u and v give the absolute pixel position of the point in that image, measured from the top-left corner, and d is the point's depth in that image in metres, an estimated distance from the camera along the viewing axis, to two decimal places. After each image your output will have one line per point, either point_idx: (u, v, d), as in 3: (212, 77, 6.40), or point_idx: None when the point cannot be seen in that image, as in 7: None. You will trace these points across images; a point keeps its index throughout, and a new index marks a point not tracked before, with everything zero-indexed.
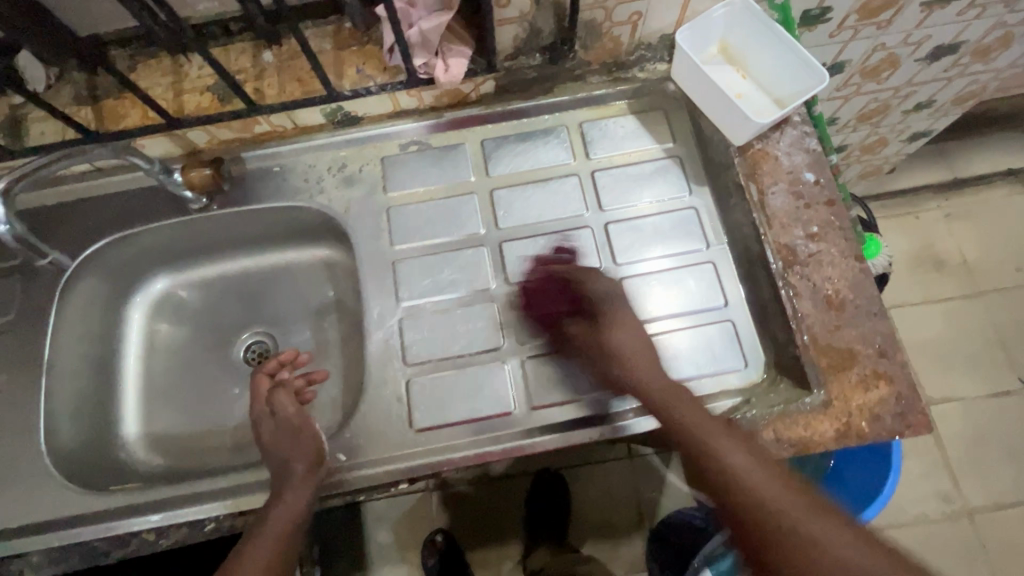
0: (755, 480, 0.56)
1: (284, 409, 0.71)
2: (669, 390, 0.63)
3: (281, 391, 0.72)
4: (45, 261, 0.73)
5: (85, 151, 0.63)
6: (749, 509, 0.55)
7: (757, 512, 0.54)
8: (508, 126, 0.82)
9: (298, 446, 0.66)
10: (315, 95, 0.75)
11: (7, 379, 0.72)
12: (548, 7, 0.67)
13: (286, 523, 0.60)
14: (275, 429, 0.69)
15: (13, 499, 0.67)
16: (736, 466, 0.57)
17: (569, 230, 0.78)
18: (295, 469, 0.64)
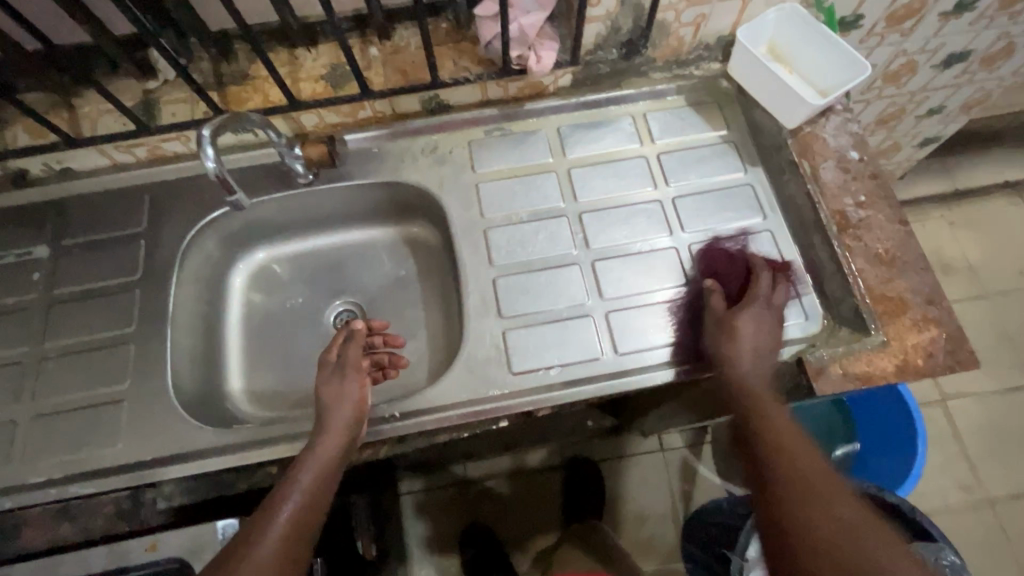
0: (785, 457, 0.62)
1: (352, 365, 0.76)
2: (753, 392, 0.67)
3: (355, 346, 0.77)
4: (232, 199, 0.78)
5: (245, 115, 0.72)
6: (800, 511, 0.56)
7: (801, 489, 0.58)
8: (581, 115, 0.93)
9: (347, 395, 0.73)
10: (418, 83, 0.85)
11: (138, 330, 0.80)
12: (629, 8, 0.79)
13: (317, 477, 0.66)
14: (333, 375, 0.75)
15: (145, 434, 0.74)
16: (801, 460, 0.61)
17: (640, 205, 0.87)
18: (334, 420, 0.70)
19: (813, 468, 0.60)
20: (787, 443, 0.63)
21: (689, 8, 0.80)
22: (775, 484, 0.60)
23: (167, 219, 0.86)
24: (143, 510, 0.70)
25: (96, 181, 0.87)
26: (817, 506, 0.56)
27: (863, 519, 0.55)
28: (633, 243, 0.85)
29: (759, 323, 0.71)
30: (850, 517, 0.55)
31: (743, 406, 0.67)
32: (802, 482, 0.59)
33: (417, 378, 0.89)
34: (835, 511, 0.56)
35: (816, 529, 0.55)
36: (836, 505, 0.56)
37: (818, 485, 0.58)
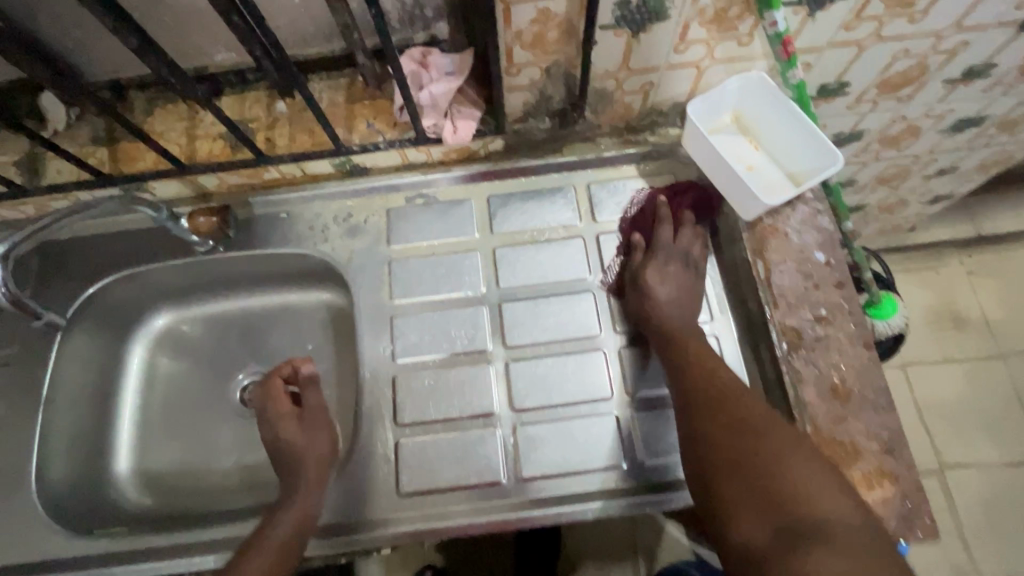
0: (710, 391, 0.63)
1: (317, 410, 0.72)
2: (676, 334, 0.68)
3: (313, 390, 0.72)
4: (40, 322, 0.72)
5: (94, 204, 0.66)
6: (745, 496, 0.56)
7: (756, 476, 0.57)
8: (516, 183, 0.81)
9: (316, 445, 0.69)
10: (323, 147, 0.76)
11: (8, 412, 0.74)
12: (559, 77, 0.67)
13: (293, 527, 0.63)
14: (300, 427, 0.70)
15: (6, 535, 0.68)
16: (774, 439, 0.58)
17: (573, 294, 0.76)
18: (303, 477, 0.66)
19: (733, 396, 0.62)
20: (721, 403, 0.62)
21: (631, 76, 0.68)
22: (720, 466, 0.59)
23: (55, 282, 0.79)
24: None
25: None
26: (773, 483, 0.56)
27: (806, 467, 0.56)
28: (559, 340, 0.74)
29: (664, 273, 0.72)
30: (799, 480, 0.55)
31: (679, 354, 0.67)
32: (734, 447, 0.59)
33: None
34: (768, 433, 0.59)
35: (772, 511, 0.55)
36: (807, 499, 0.54)
37: (781, 463, 0.56)
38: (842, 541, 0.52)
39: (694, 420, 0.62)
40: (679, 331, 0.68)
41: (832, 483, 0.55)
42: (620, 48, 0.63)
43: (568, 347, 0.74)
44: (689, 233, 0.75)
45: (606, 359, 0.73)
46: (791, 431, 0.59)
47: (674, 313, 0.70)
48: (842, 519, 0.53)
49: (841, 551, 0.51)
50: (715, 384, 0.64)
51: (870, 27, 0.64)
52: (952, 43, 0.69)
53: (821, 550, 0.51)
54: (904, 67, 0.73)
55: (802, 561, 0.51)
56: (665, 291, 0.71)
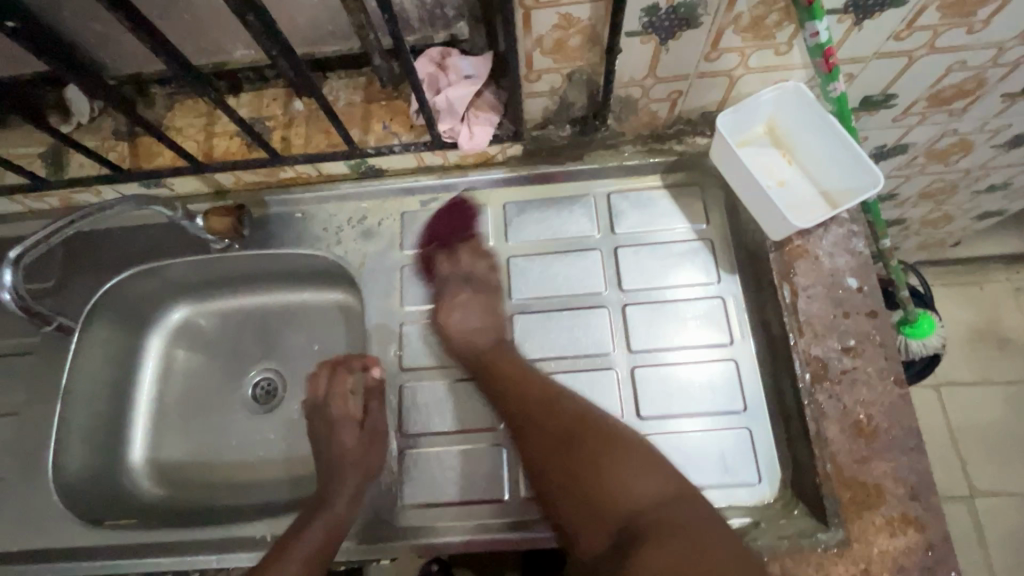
0: (528, 401, 0.67)
1: (378, 422, 0.71)
2: (487, 352, 0.70)
3: (377, 401, 0.72)
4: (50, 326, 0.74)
5: (109, 205, 0.65)
6: (579, 508, 0.60)
7: (583, 486, 0.60)
8: (533, 190, 0.79)
9: (363, 454, 0.69)
10: (338, 149, 0.74)
11: (30, 401, 0.76)
12: (581, 84, 0.64)
13: (325, 534, 0.63)
14: (358, 434, 0.71)
15: (23, 522, 0.70)
16: (592, 444, 0.62)
17: (586, 310, 0.74)
18: (344, 483, 0.67)
19: (549, 403, 0.66)
20: (540, 417, 0.65)
21: (658, 84, 0.65)
22: (555, 483, 0.62)
23: (78, 275, 0.81)
24: None
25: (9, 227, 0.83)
26: (596, 490, 0.59)
27: (619, 463, 0.60)
28: (569, 356, 0.72)
29: (458, 302, 0.73)
30: (617, 479, 0.59)
31: (493, 379, 0.69)
32: (562, 461, 0.62)
33: None
34: (586, 435, 0.63)
35: (601, 515, 0.58)
36: (619, 484, 0.59)
37: (598, 467, 0.60)
38: (665, 523, 0.55)
39: (528, 435, 0.65)
40: (503, 348, 0.71)
41: (645, 468, 0.60)
42: (647, 55, 0.60)
43: (578, 365, 0.72)
44: (467, 253, 0.76)
45: (621, 380, 0.70)
46: (606, 429, 0.63)
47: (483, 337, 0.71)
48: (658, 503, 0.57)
49: (659, 541, 0.53)
50: (534, 394, 0.67)
51: (923, 37, 0.59)
52: (1015, 56, 0.63)
53: (647, 543, 0.54)
54: (959, 80, 0.67)
55: (630, 562, 0.53)
56: (471, 319, 0.72)
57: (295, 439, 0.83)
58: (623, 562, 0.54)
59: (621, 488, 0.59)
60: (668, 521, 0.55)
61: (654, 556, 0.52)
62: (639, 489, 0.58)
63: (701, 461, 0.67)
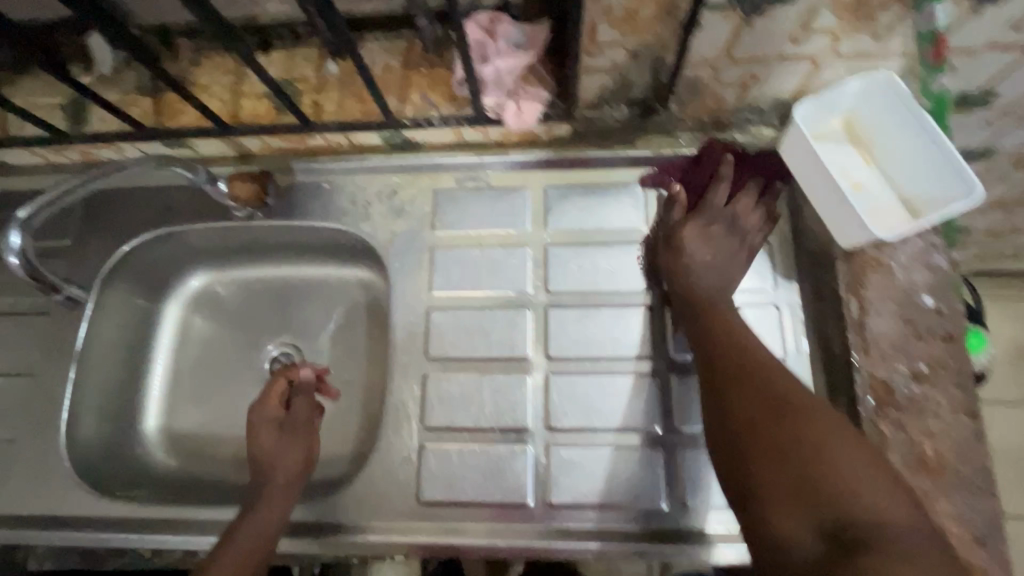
0: (735, 351, 0.56)
1: (301, 420, 0.68)
2: (713, 291, 0.63)
3: (304, 398, 0.69)
4: (57, 295, 0.72)
5: (127, 165, 0.62)
6: (780, 483, 0.47)
7: (798, 462, 0.47)
8: (578, 175, 0.73)
9: (287, 455, 0.66)
10: (373, 118, 0.69)
11: (43, 363, 0.73)
12: (646, 62, 0.57)
13: (255, 541, 0.59)
14: (280, 434, 0.67)
15: (31, 487, 0.69)
16: (822, 428, 0.49)
17: (628, 309, 0.69)
18: (271, 489, 0.63)
19: (761, 361, 0.55)
20: (746, 371, 0.54)
21: (732, 66, 0.58)
22: (755, 441, 0.50)
23: (96, 234, 0.78)
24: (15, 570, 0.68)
25: (26, 179, 0.79)
26: (816, 477, 0.46)
27: (845, 456, 0.47)
28: (607, 357, 0.67)
29: (707, 233, 0.65)
30: (844, 474, 0.46)
31: (699, 314, 0.61)
32: (772, 430, 0.49)
33: (336, 455, 0.78)
34: (813, 414, 0.50)
35: (812, 501, 0.45)
36: (843, 473, 0.45)
37: (820, 452, 0.47)
38: (902, 546, 0.41)
39: (728, 385, 0.54)
40: (714, 294, 0.62)
41: (886, 481, 0.45)
42: (726, 33, 0.53)
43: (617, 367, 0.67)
44: (747, 201, 0.67)
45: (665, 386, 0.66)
46: (836, 416, 0.50)
47: (712, 273, 0.64)
48: (901, 525, 0.42)
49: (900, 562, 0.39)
50: (750, 343, 0.57)
51: None
52: None
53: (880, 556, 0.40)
54: None
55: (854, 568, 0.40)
56: (699, 250, 0.65)
57: None
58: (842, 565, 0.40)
59: (847, 480, 0.45)
60: (911, 551, 0.40)
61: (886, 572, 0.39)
62: (871, 496, 0.44)
63: None
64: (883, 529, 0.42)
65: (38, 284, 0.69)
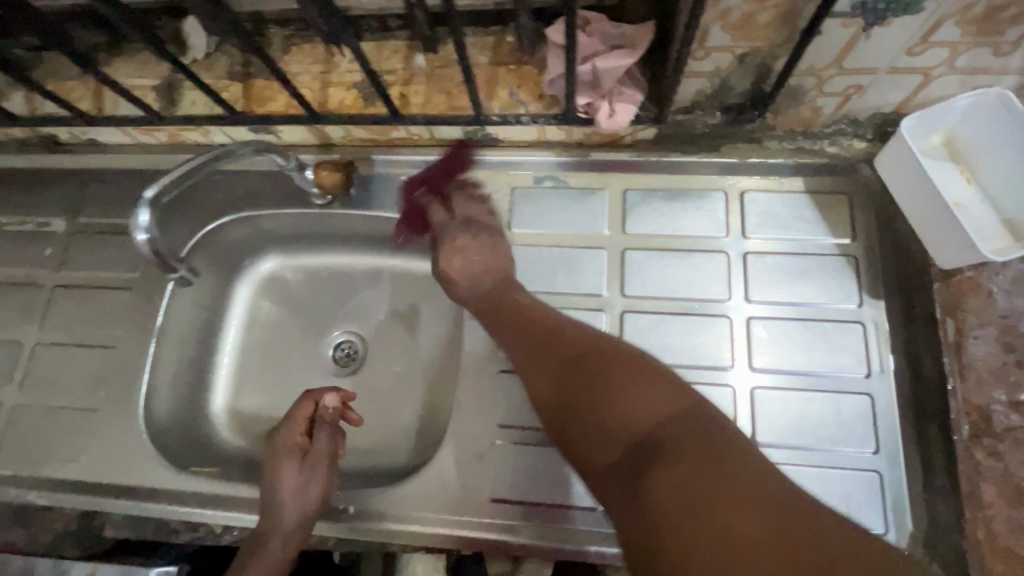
0: (533, 319, 0.61)
1: (323, 456, 0.66)
2: (503, 284, 0.66)
3: (328, 433, 0.67)
4: (175, 275, 0.74)
5: (233, 151, 0.63)
6: (588, 425, 0.49)
7: (584, 403, 0.50)
8: (660, 179, 0.72)
9: (305, 492, 0.64)
10: (461, 113, 0.70)
11: (124, 336, 0.76)
12: (751, 68, 0.57)
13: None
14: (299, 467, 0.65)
15: (110, 455, 0.71)
16: (549, 367, 0.55)
17: (705, 318, 0.68)
18: (281, 525, 0.62)
19: (559, 326, 0.59)
20: (547, 336, 0.58)
21: (839, 76, 0.57)
22: (557, 399, 0.52)
23: (179, 214, 0.80)
24: (91, 537, 0.69)
25: (117, 158, 0.83)
26: (597, 408, 0.49)
27: (633, 379, 0.49)
28: (681, 365, 0.67)
29: (460, 246, 0.69)
30: (621, 395, 0.48)
31: (504, 303, 0.64)
32: (573, 383, 0.52)
33: (398, 445, 0.78)
34: (597, 358, 0.53)
35: (611, 432, 0.47)
36: (629, 396, 0.48)
37: (606, 383, 0.50)
38: (678, 442, 0.43)
39: (533, 352, 0.57)
40: (508, 288, 0.66)
41: (652, 381, 0.49)
42: (842, 41, 0.52)
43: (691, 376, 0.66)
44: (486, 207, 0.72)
45: (741, 398, 0.65)
46: (629, 352, 0.53)
47: (484, 270, 0.68)
48: (666, 417, 0.46)
49: (686, 459, 0.41)
50: (542, 314, 0.61)
51: None
52: None
53: (667, 462, 0.42)
54: None
55: (649, 481, 0.42)
56: (472, 262, 0.68)
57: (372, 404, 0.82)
58: (641, 483, 0.42)
59: (625, 403, 0.48)
60: (685, 440, 0.43)
61: (673, 473, 0.41)
62: (630, 404, 0.48)
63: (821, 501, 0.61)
64: (663, 434, 0.44)
65: (164, 265, 0.70)
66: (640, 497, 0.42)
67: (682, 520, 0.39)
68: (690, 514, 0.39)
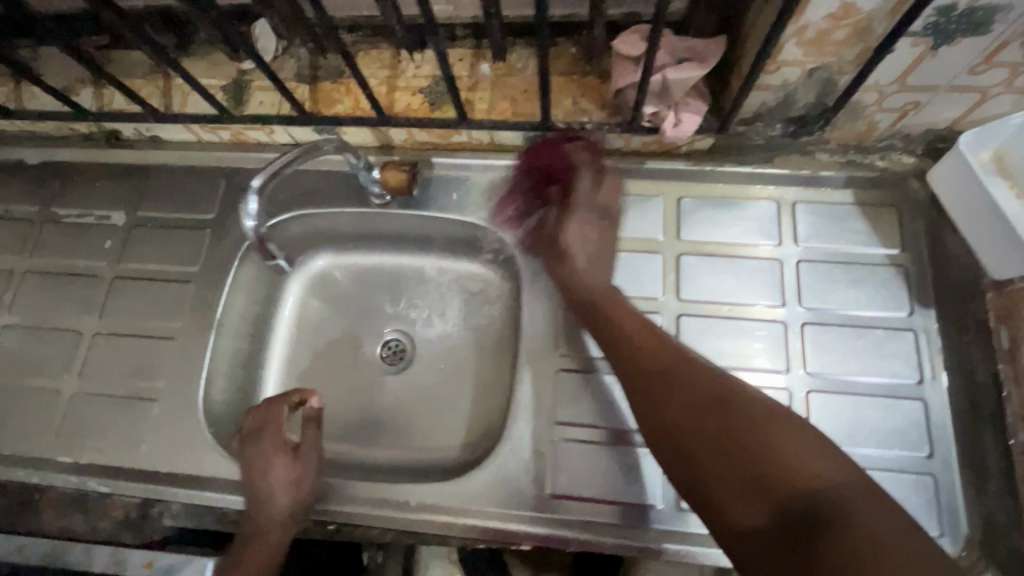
0: (655, 347, 0.60)
1: (310, 449, 0.68)
2: (605, 298, 0.66)
3: (313, 430, 0.68)
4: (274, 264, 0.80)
5: (318, 148, 0.65)
6: (736, 478, 0.48)
7: (732, 452, 0.49)
8: (713, 188, 0.75)
9: (298, 484, 0.66)
10: (525, 119, 0.72)
11: (184, 328, 0.77)
12: (817, 82, 0.59)
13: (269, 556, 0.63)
14: (285, 462, 0.66)
15: (169, 445, 0.71)
16: (693, 411, 0.53)
17: (760, 323, 0.70)
18: (280, 513, 0.65)
19: (687, 359, 0.58)
20: (674, 369, 0.57)
21: (899, 92, 0.59)
22: (696, 439, 0.52)
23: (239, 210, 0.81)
24: (148, 524, 0.70)
25: (179, 155, 0.85)
26: (754, 464, 0.48)
27: (785, 433, 0.49)
28: (737, 368, 0.68)
29: (582, 230, 0.69)
30: (781, 459, 0.47)
31: (614, 321, 0.63)
32: (717, 428, 0.51)
33: (448, 442, 0.80)
34: (740, 404, 0.52)
35: (765, 488, 0.47)
36: (782, 451, 0.48)
37: (756, 434, 0.49)
38: (846, 512, 0.43)
39: (661, 384, 0.56)
40: (618, 304, 0.65)
41: (804, 438, 0.48)
42: (910, 59, 0.55)
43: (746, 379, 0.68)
44: (612, 190, 0.71)
45: (796, 402, 0.66)
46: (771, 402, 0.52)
47: (596, 281, 0.68)
48: (829, 483, 0.45)
49: (861, 534, 0.41)
50: (665, 343, 0.60)
51: None
52: None
53: (840, 535, 0.42)
54: None
55: (819, 552, 0.42)
56: (590, 258, 0.69)
57: (421, 402, 0.83)
58: (806, 552, 0.42)
59: (781, 459, 0.47)
60: (853, 511, 0.43)
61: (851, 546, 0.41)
62: (785, 462, 0.47)
63: None
64: (826, 502, 0.44)
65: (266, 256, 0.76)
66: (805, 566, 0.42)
67: None
68: None
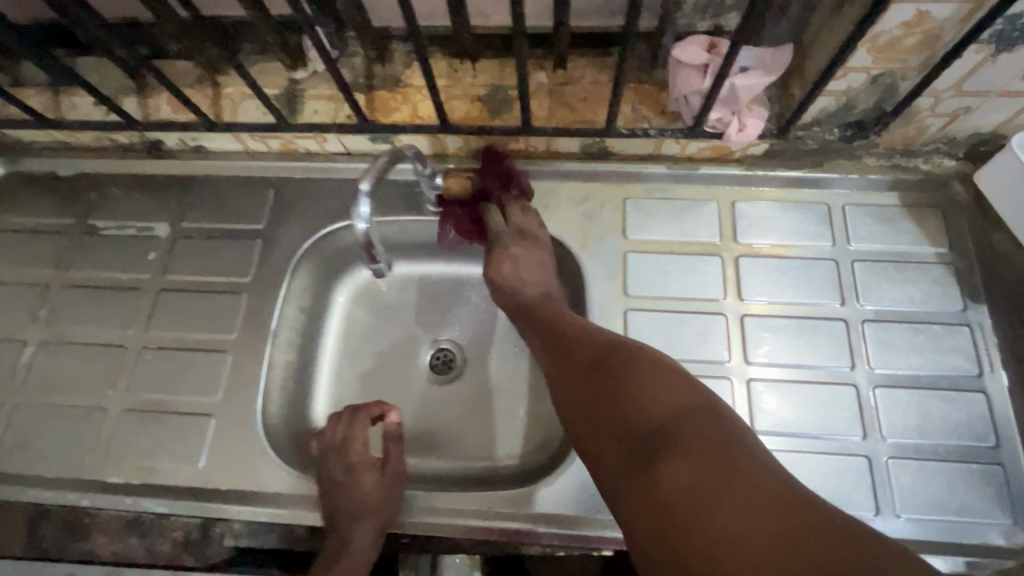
0: (558, 324, 0.66)
1: (396, 464, 0.68)
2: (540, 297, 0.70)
3: (397, 444, 0.69)
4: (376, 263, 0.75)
5: (399, 155, 0.67)
6: (606, 426, 0.53)
7: (603, 404, 0.55)
8: (766, 192, 0.77)
9: (386, 497, 0.66)
10: (586, 125, 0.73)
11: (237, 340, 0.75)
12: (879, 87, 0.63)
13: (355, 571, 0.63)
14: (372, 475, 0.67)
15: (228, 460, 0.69)
16: (580, 373, 0.59)
17: (820, 321, 0.71)
18: (367, 525, 0.64)
19: (584, 333, 0.63)
20: (571, 340, 0.63)
21: (954, 98, 0.63)
22: (579, 398, 0.58)
23: (289, 219, 0.80)
24: (211, 544, 0.69)
25: (223, 165, 0.83)
26: (619, 411, 0.53)
27: (653, 383, 0.54)
28: (802, 365, 0.70)
29: (513, 256, 0.71)
30: (641, 404, 0.52)
31: (535, 308, 0.70)
32: (595, 386, 0.57)
33: (507, 451, 0.78)
34: (617, 362, 0.57)
35: (624, 432, 0.52)
36: (642, 398, 0.52)
37: (625, 385, 0.54)
38: (685, 444, 0.47)
39: (560, 355, 0.63)
40: (539, 297, 0.70)
41: (667, 384, 0.53)
42: (971, 65, 0.58)
43: (811, 376, 0.69)
44: (520, 209, 0.75)
45: (862, 397, 0.68)
46: (649, 357, 0.57)
47: (530, 285, 0.71)
48: (677, 419, 0.50)
49: (692, 459, 0.46)
50: (567, 319, 0.66)
51: None
52: None
53: (674, 464, 0.46)
54: None
55: (657, 477, 0.47)
56: (529, 271, 0.71)
57: (476, 412, 0.81)
58: (649, 481, 0.47)
59: (641, 404, 0.52)
60: (690, 443, 0.47)
61: (679, 479, 0.45)
62: (646, 406, 0.52)
63: (948, 494, 0.64)
64: (671, 437, 0.49)
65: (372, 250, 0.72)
66: (648, 494, 0.47)
67: (697, 527, 0.43)
68: (704, 526, 0.43)
